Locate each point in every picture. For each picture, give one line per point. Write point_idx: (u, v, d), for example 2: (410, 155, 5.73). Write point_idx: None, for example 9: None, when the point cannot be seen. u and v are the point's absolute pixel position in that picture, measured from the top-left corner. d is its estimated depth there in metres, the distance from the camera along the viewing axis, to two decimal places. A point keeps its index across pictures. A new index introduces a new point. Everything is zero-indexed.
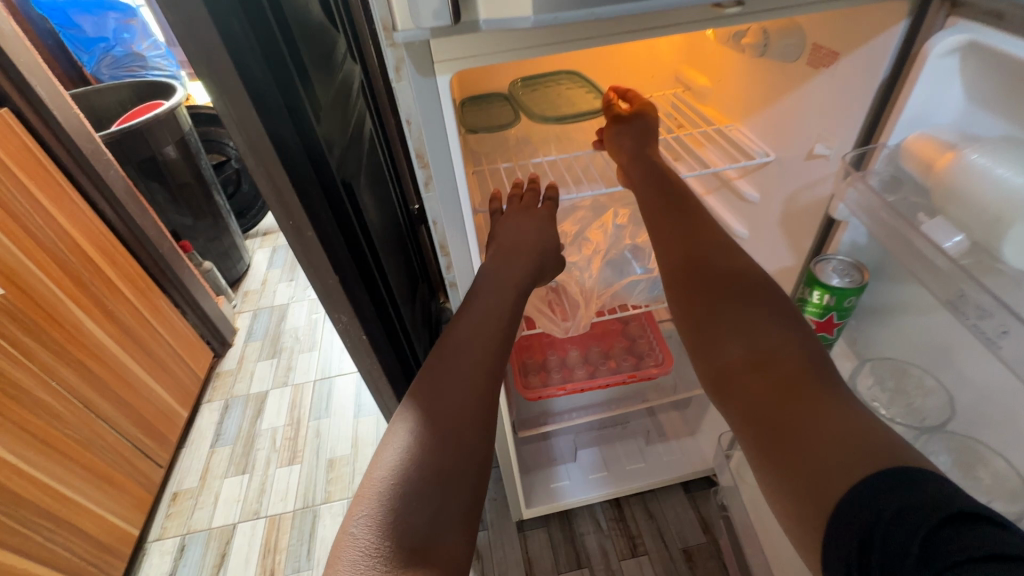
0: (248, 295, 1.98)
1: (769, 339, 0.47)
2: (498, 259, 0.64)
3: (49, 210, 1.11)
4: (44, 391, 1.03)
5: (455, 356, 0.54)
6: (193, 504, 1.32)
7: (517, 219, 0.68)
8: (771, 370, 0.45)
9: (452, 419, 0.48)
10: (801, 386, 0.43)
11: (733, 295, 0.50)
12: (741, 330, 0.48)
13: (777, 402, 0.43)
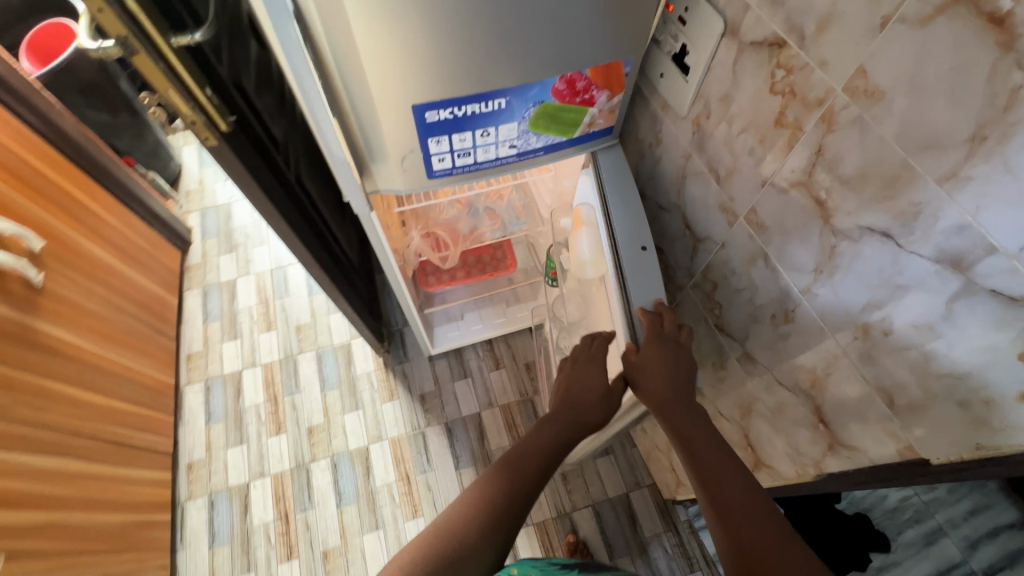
0: (189, 194, 2.30)
1: (736, 486, 0.71)
2: (573, 395, 0.95)
3: (41, 170, 1.44)
4: (92, 303, 1.52)
5: (527, 451, 0.88)
6: (205, 361, 1.95)
7: (582, 367, 0.97)
8: (747, 523, 0.66)
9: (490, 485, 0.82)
10: (753, 517, 0.67)
11: (717, 471, 0.73)
12: (714, 487, 0.72)
13: (728, 527, 0.67)
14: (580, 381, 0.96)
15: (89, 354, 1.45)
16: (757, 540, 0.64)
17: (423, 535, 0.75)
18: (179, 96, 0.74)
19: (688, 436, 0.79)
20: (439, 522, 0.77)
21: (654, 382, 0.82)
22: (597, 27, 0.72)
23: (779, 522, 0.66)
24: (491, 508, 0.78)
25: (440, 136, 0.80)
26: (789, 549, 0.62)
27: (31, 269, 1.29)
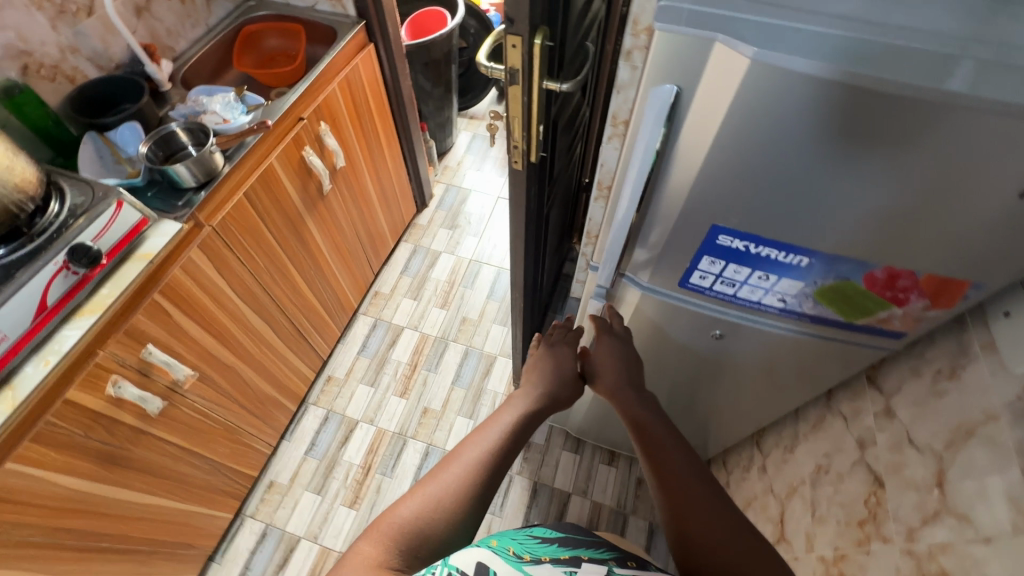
0: (446, 171, 2.64)
1: (689, 471, 0.80)
2: (539, 365, 1.06)
3: (371, 112, 1.79)
4: (344, 222, 1.82)
5: (487, 428, 0.88)
6: (385, 303, 2.20)
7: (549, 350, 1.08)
8: (686, 488, 0.77)
9: (478, 452, 0.81)
10: (692, 469, 0.80)
11: (663, 431, 0.88)
12: (660, 466, 0.82)
13: (659, 475, 0.81)
14: (541, 361, 1.07)
15: (322, 259, 1.74)
16: (697, 497, 0.76)
17: (420, 496, 0.73)
18: (519, 125, 0.84)
19: (639, 405, 0.94)
20: (429, 484, 0.75)
21: (610, 378, 0.98)
22: (816, 168, 0.59)
23: (721, 497, 0.76)
24: (488, 467, 0.79)
25: (718, 258, 0.77)
26: (728, 509, 0.74)
27: (328, 179, 1.60)
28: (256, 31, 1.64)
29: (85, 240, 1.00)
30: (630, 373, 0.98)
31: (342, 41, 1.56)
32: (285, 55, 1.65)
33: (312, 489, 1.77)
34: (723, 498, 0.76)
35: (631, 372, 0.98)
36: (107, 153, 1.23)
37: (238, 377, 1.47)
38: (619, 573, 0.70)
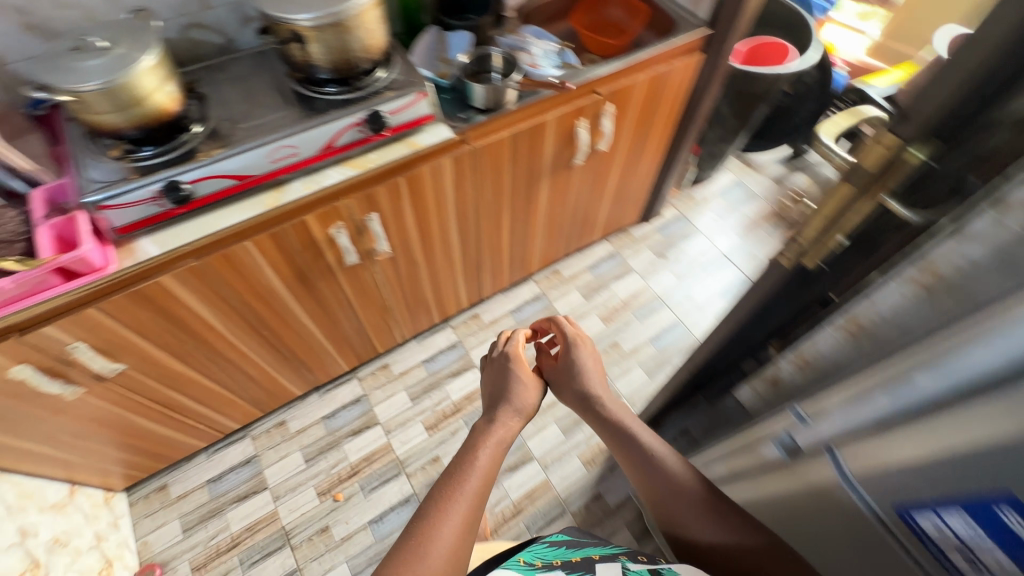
0: (687, 201, 2.47)
1: (663, 470, 1.02)
2: (507, 390, 1.15)
3: (659, 113, 1.72)
4: (570, 197, 1.85)
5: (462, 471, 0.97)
6: (556, 284, 2.21)
7: (511, 360, 1.19)
8: (681, 508, 0.97)
9: (461, 487, 0.93)
10: (670, 487, 1.00)
11: (625, 443, 1.08)
12: (648, 482, 1.04)
13: (650, 488, 1.03)
14: (495, 373, 1.21)
15: (534, 217, 1.80)
16: (685, 506, 0.97)
17: (416, 538, 0.84)
18: (821, 222, 0.71)
19: (603, 420, 1.12)
20: (420, 527, 0.86)
21: (572, 390, 1.18)
22: None
23: (708, 502, 0.95)
24: (465, 519, 0.89)
25: (975, 524, 0.53)
26: (715, 513, 0.93)
27: (582, 154, 1.61)
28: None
29: (383, 109, 1.15)
30: (589, 386, 1.16)
31: (675, 39, 1.51)
32: (614, 27, 1.67)
33: (408, 393, 1.93)
34: (708, 506, 0.94)
35: (585, 400, 1.16)
36: (437, 51, 1.37)
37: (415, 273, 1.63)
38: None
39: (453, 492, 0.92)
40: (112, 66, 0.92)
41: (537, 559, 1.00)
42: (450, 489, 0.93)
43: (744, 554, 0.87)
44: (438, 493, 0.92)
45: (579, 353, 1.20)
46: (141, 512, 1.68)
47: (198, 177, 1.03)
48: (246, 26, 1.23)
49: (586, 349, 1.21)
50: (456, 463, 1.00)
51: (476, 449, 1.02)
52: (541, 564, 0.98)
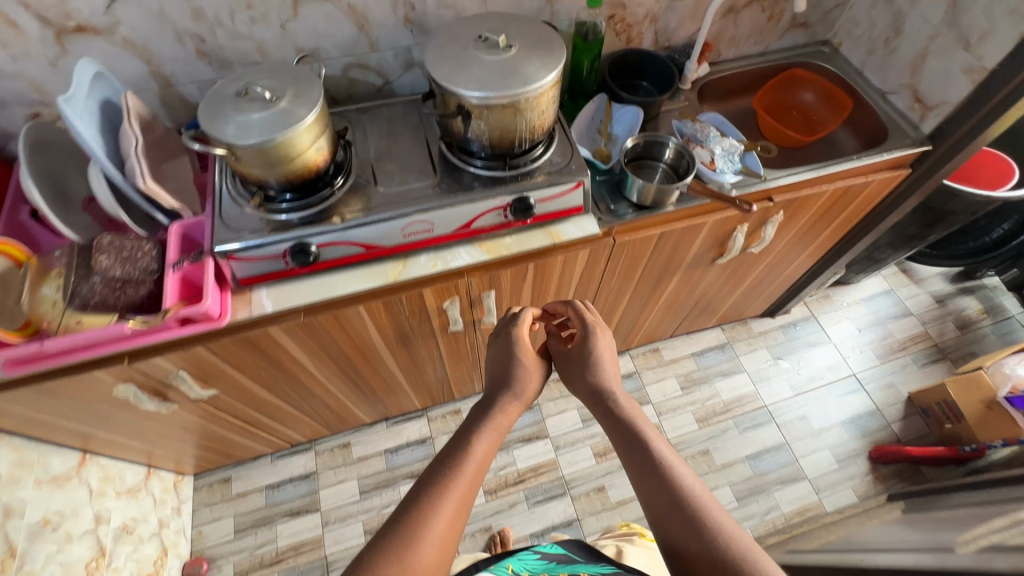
0: (823, 301, 2.15)
1: (663, 491, 0.72)
2: (506, 380, 0.90)
3: (830, 224, 1.46)
4: (699, 288, 1.64)
5: (450, 455, 0.78)
6: (653, 364, 2.01)
7: (515, 343, 0.93)
8: (679, 524, 0.68)
9: (449, 485, 0.73)
10: (671, 503, 0.70)
11: (629, 445, 0.79)
12: (640, 472, 0.75)
13: (643, 487, 0.74)
14: (496, 359, 0.94)
15: (653, 303, 1.62)
16: (688, 535, 0.67)
17: (396, 546, 0.66)
18: None
19: (615, 416, 0.84)
20: (398, 533, 0.68)
21: (583, 384, 0.89)
22: None
23: (710, 539, 0.65)
24: (422, 508, 0.70)
25: None
26: (721, 559, 0.63)
27: (729, 255, 1.40)
28: (805, 78, 1.43)
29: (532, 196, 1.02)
30: (598, 373, 0.88)
31: (883, 154, 1.25)
32: (803, 116, 1.46)
33: None
34: (709, 538, 0.65)
35: (594, 395, 0.87)
36: (598, 126, 1.23)
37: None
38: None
39: (430, 474, 0.75)
40: (275, 122, 0.86)
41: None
42: (430, 471, 0.76)
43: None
44: (416, 490, 0.73)
45: (596, 341, 0.91)
46: (203, 501, 1.72)
47: (329, 241, 0.97)
48: (407, 70, 1.15)
49: (600, 334, 0.92)
50: (449, 446, 0.80)
51: (470, 438, 0.81)
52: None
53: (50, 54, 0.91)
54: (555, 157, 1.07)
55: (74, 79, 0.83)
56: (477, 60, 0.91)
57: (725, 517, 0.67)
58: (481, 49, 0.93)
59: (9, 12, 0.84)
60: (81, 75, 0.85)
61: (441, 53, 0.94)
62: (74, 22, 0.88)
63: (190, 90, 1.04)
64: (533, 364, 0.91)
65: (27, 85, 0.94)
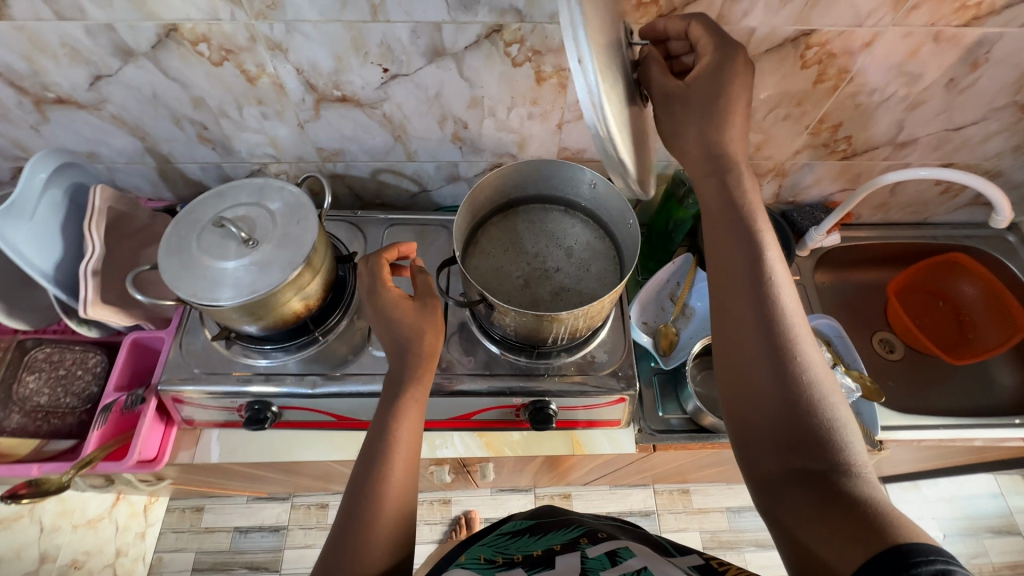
0: (906, 485, 1.72)
1: (767, 378, 0.52)
2: (402, 343, 0.67)
3: (951, 459, 1.11)
4: None
5: (381, 436, 0.63)
6: (679, 509, 1.71)
7: (393, 302, 0.67)
8: (766, 403, 0.51)
9: (387, 482, 0.60)
10: (772, 370, 0.52)
11: (731, 281, 0.56)
12: (733, 326, 0.55)
13: (734, 375, 0.54)
14: (379, 322, 0.68)
15: (691, 473, 1.33)
16: (773, 410, 0.51)
17: (346, 553, 0.56)
18: None
19: (729, 274, 0.56)
20: (342, 535, 0.57)
21: (696, 142, 0.58)
22: None
23: (804, 409, 0.50)
24: (370, 487, 0.59)
25: None
26: (805, 405, 0.50)
27: None
28: (970, 268, 1.05)
29: (553, 402, 0.79)
30: (733, 225, 0.56)
31: None
32: (951, 311, 1.09)
33: None
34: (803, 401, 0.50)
35: (721, 213, 0.58)
36: (673, 291, 0.95)
37: (513, 475, 1.26)
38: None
39: (369, 450, 0.62)
40: (253, 274, 0.67)
41: (497, 555, 0.69)
42: (370, 448, 0.63)
43: (808, 472, 0.48)
44: (360, 487, 0.60)
45: (733, 147, 0.58)
46: (171, 525, 1.59)
47: (294, 405, 0.79)
48: (450, 183, 0.93)
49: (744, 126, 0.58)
50: (371, 434, 0.64)
51: (394, 408, 0.64)
52: (502, 563, 0.67)
53: (30, 120, 0.76)
54: (598, 351, 0.82)
55: (26, 172, 0.69)
56: (616, 58, 0.56)
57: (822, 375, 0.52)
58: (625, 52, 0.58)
59: None
60: (39, 164, 0.70)
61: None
62: (53, 94, 0.72)
63: (191, 169, 0.88)
64: (421, 320, 0.67)
65: (7, 142, 0.80)
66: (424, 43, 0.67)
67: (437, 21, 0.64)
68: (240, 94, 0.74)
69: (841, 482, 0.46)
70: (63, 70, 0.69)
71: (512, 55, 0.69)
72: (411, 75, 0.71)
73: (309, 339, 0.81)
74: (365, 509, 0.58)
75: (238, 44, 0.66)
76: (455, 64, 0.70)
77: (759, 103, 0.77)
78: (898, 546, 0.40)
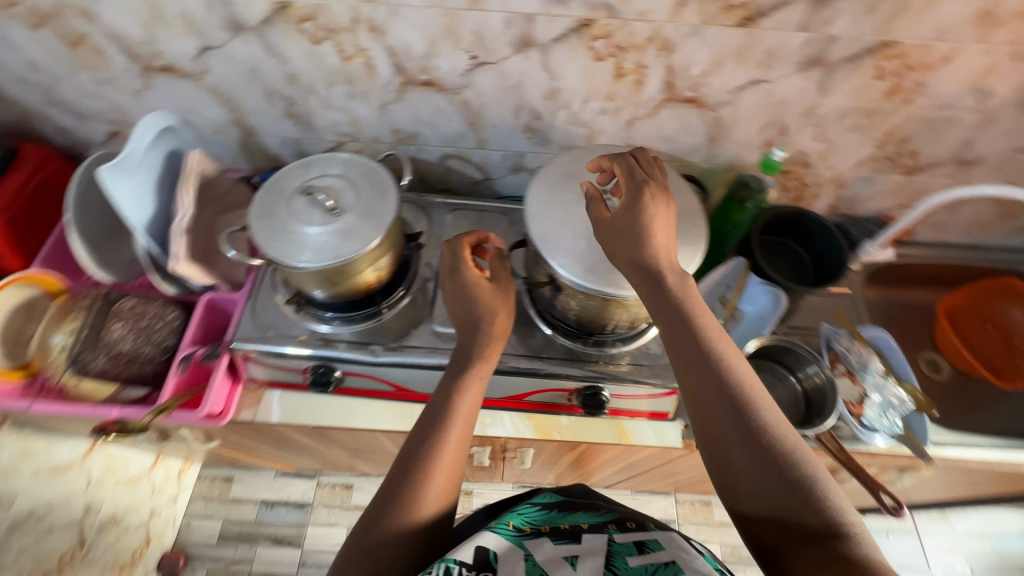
0: (935, 516, 1.69)
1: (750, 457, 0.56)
2: (474, 321, 0.71)
3: (994, 486, 1.09)
4: None
5: (426, 426, 0.64)
6: (699, 520, 1.70)
7: (471, 280, 0.72)
8: (751, 476, 0.55)
9: (438, 448, 0.63)
10: (748, 440, 0.56)
11: (694, 363, 0.60)
12: (704, 406, 0.59)
13: (716, 449, 0.58)
14: (456, 302, 0.73)
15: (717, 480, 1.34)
16: (759, 482, 0.55)
17: (396, 510, 0.58)
18: None
19: (694, 361, 0.61)
20: (379, 517, 0.58)
21: (624, 259, 0.64)
22: None
23: (785, 483, 0.54)
24: (409, 474, 0.61)
25: None
26: (787, 474, 0.54)
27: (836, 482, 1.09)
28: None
29: (606, 388, 0.81)
30: (676, 315, 0.62)
31: None
32: (1001, 336, 1.08)
33: None
34: (784, 465, 0.54)
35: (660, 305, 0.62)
36: (723, 294, 0.96)
37: (542, 467, 1.27)
38: (632, 569, 0.56)
39: (412, 441, 0.64)
40: (337, 241, 0.71)
41: (527, 523, 0.65)
42: (414, 438, 0.64)
43: (806, 539, 0.51)
44: (401, 470, 0.61)
45: (658, 251, 0.63)
46: (201, 492, 1.66)
47: (355, 371, 0.82)
48: (513, 172, 0.96)
49: (664, 231, 0.64)
50: (427, 411, 0.66)
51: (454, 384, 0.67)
52: (531, 532, 0.64)
53: (134, 85, 0.82)
54: (652, 343, 0.84)
55: (135, 133, 0.74)
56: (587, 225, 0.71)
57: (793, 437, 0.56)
58: None
59: (99, 41, 0.75)
60: (147, 127, 0.75)
61: (551, 200, 0.73)
62: (161, 62, 0.78)
63: (271, 143, 0.92)
64: (495, 298, 0.71)
65: (109, 106, 0.86)
66: (514, 33, 0.70)
67: (530, 12, 0.67)
68: (332, 73, 0.78)
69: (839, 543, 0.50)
70: (175, 40, 0.74)
71: (596, 50, 0.72)
72: (495, 64, 0.75)
73: (372, 312, 0.84)
74: (399, 495, 0.59)
75: (340, 25, 0.70)
76: (539, 56, 0.73)
77: (829, 112, 0.79)
78: None
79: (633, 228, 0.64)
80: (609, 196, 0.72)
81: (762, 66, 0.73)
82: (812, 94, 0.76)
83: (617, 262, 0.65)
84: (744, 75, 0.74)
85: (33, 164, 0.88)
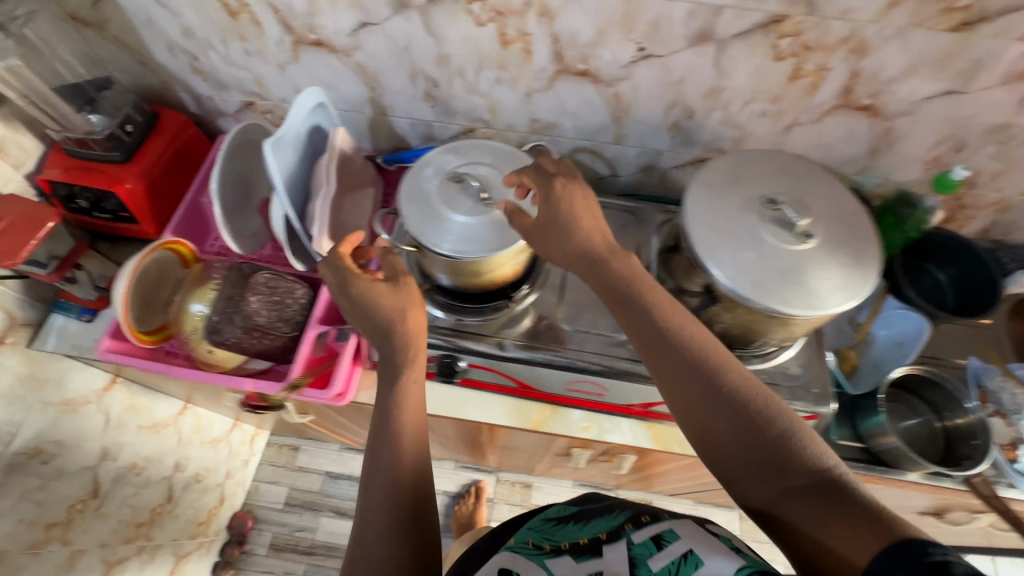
0: None
1: (720, 428, 0.50)
2: (386, 327, 0.66)
3: None
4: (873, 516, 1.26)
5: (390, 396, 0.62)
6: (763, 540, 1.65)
7: (366, 288, 0.66)
8: (726, 445, 0.49)
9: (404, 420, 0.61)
10: (721, 410, 0.50)
11: (651, 343, 0.55)
12: (673, 390, 0.53)
13: (693, 432, 0.52)
14: (358, 311, 0.66)
15: None
16: (735, 449, 0.49)
17: (384, 484, 0.58)
18: None
19: (642, 337, 0.56)
20: (370, 498, 0.57)
21: (560, 255, 0.63)
22: None
23: (765, 440, 0.48)
24: (385, 451, 0.59)
25: None
26: (762, 430, 0.48)
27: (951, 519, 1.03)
28: None
29: None
30: (620, 292, 0.58)
31: None
32: None
33: None
34: (764, 426, 0.48)
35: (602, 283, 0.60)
36: (854, 315, 0.91)
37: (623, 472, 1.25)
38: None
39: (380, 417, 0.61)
40: (489, 231, 0.69)
41: (545, 539, 0.58)
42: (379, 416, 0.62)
43: (796, 497, 0.46)
44: (378, 453, 0.60)
45: (590, 235, 0.62)
46: (269, 458, 1.70)
47: (481, 364, 0.81)
48: (643, 170, 0.92)
49: (591, 217, 0.62)
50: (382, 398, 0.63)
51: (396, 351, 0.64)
52: (551, 550, 0.56)
53: (281, 58, 0.81)
54: (791, 363, 0.80)
55: (292, 107, 0.74)
56: (755, 235, 0.67)
57: (769, 392, 0.50)
58: (766, 222, 0.67)
59: (258, 12, 0.74)
60: (303, 102, 0.74)
61: (715, 205, 0.69)
62: (315, 36, 0.76)
63: (401, 124, 0.91)
64: (396, 300, 0.66)
65: (251, 77, 0.86)
66: (694, 25, 0.66)
67: (720, 4, 0.63)
68: (486, 57, 0.75)
69: (832, 492, 0.44)
70: (335, 14, 0.72)
71: (779, 48, 0.67)
72: (663, 57, 0.71)
73: (503, 303, 0.82)
74: (388, 475, 0.58)
75: (510, 7, 0.68)
76: (714, 51, 0.69)
77: (1021, 129, 0.72)
78: (907, 541, 0.39)
79: (559, 221, 0.62)
80: (778, 207, 0.68)
81: (962, 76, 0.66)
82: (1008, 109, 0.70)
83: (554, 257, 0.64)
84: (938, 84, 0.68)
85: (172, 132, 0.89)
